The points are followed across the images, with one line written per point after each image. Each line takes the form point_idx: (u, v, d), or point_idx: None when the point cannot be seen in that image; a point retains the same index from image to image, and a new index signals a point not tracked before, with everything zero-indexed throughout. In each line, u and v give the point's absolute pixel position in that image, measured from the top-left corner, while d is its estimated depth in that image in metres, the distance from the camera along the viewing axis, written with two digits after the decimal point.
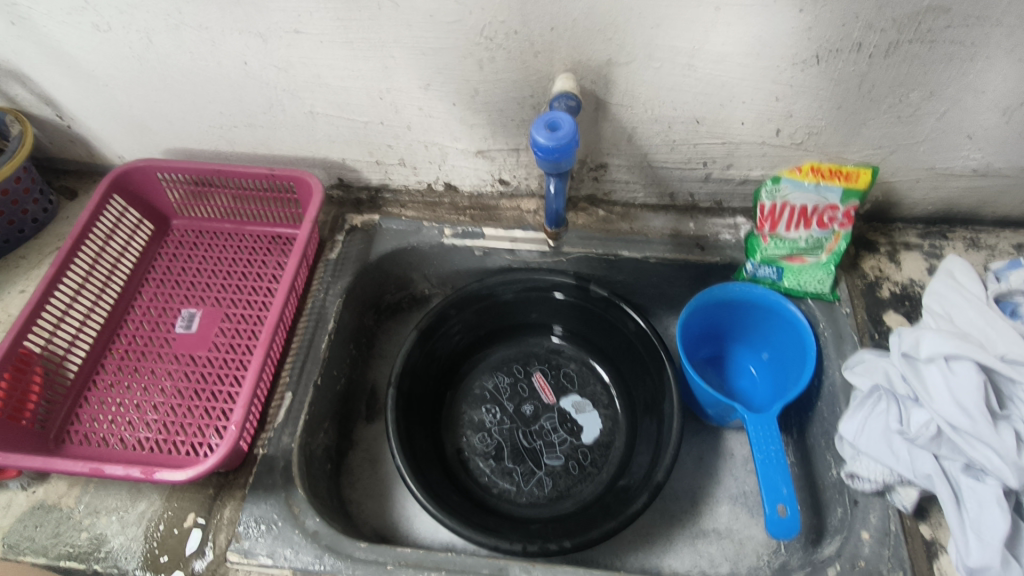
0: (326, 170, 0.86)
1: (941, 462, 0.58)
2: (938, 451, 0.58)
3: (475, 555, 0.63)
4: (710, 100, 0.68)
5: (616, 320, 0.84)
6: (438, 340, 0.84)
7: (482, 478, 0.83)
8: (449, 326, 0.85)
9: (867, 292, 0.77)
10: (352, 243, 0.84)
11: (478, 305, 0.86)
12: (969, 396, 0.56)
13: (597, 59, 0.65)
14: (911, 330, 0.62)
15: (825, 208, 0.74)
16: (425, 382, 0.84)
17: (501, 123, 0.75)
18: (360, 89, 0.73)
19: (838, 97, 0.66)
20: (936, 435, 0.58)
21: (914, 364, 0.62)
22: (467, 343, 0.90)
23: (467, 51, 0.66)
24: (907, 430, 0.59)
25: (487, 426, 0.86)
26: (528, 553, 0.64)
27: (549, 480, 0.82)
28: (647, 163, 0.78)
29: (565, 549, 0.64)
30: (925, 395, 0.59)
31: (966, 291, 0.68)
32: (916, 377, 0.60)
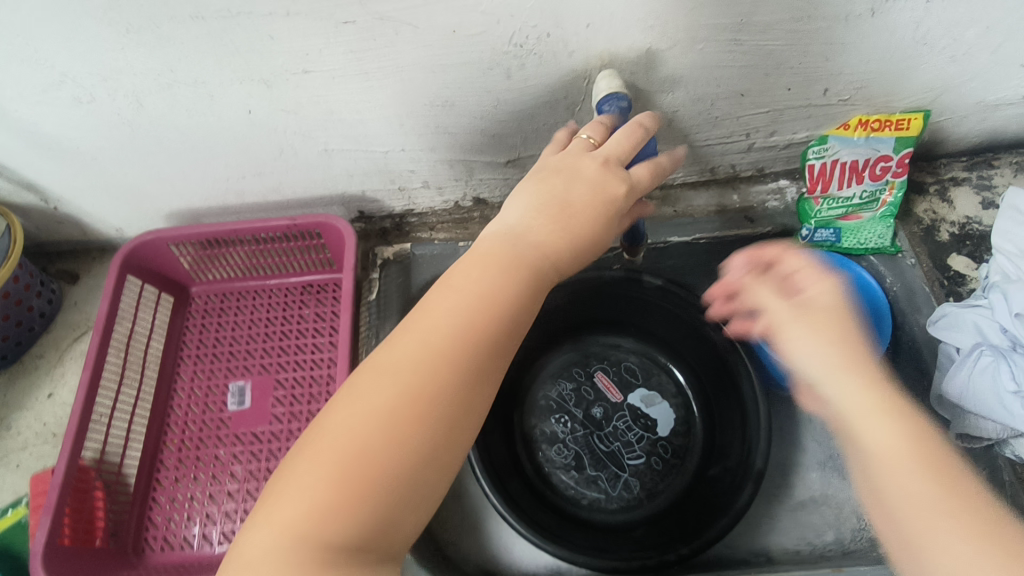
0: (345, 206, 0.81)
1: None
2: None
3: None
4: (756, 71, 0.64)
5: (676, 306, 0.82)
6: None
7: (569, 491, 0.82)
8: None
9: (926, 238, 0.77)
10: (389, 278, 0.81)
11: None
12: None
13: (636, 49, 0.59)
14: None
15: (877, 160, 0.71)
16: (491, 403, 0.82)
17: (532, 128, 0.70)
18: (377, 119, 0.67)
19: (890, 47, 0.62)
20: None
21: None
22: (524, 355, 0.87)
23: (494, 62, 0.60)
24: None
25: (561, 437, 0.84)
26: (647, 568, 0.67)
27: (636, 480, 0.82)
28: (688, 143, 0.74)
29: (683, 557, 0.67)
30: None
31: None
32: None
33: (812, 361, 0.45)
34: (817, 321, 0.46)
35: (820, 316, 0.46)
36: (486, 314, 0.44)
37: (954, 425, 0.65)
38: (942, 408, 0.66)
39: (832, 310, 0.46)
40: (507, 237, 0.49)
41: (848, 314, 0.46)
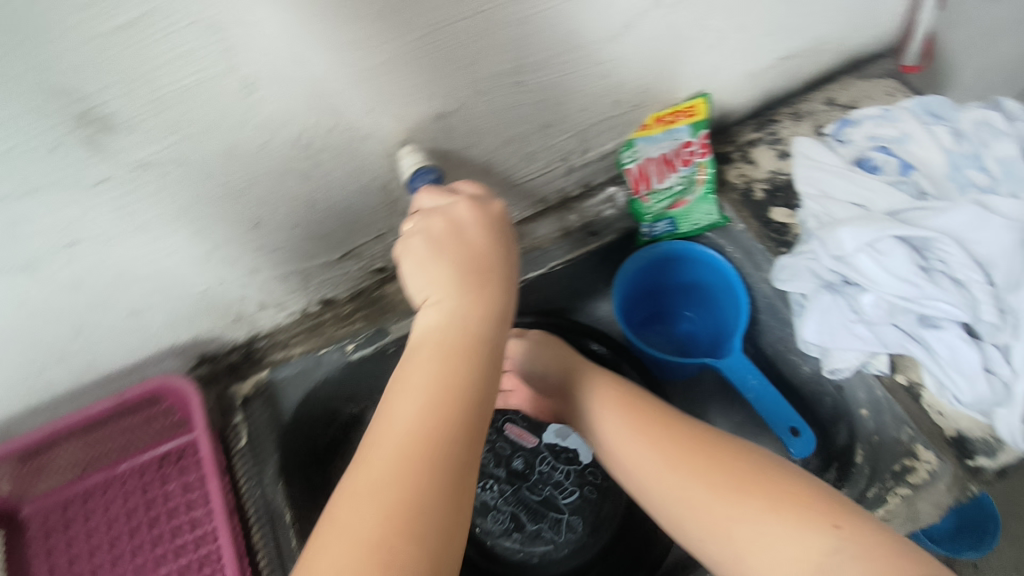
0: (182, 357, 0.72)
1: (901, 326, 0.63)
2: (895, 319, 0.63)
3: None
4: (548, 104, 0.65)
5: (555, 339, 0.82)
6: None
7: (517, 555, 0.79)
8: None
9: (745, 202, 0.81)
10: (255, 415, 0.72)
11: None
12: (900, 261, 0.61)
13: (428, 116, 0.58)
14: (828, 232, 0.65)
15: (681, 148, 0.75)
16: None
17: (355, 218, 0.67)
18: (181, 262, 0.60)
19: (655, 50, 0.66)
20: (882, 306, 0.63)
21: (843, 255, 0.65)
22: None
23: (287, 171, 0.56)
24: (864, 315, 0.64)
25: (493, 504, 0.81)
26: None
27: (576, 518, 0.80)
28: (512, 184, 0.75)
29: None
30: (866, 281, 0.62)
31: (831, 163, 0.73)
32: (851, 271, 0.63)
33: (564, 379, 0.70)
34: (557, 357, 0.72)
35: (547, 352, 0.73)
36: (462, 395, 0.43)
37: (824, 362, 0.69)
38: (811, 351, 0.70)
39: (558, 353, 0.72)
40: (449, 327, 0.46)
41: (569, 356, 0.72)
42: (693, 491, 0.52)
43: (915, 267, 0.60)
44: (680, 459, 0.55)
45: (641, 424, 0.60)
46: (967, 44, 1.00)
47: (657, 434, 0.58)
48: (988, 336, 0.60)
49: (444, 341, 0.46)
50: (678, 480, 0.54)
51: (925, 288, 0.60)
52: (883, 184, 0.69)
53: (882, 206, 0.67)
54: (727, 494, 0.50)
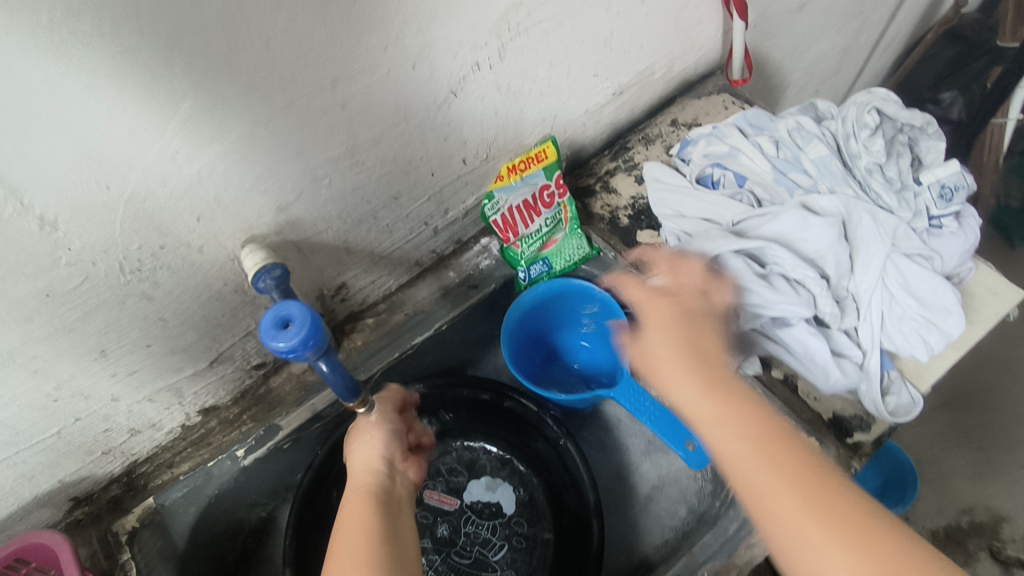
0: (50, 503, 0.66)
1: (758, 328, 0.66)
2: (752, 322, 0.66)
3: None
4: (394, 175, 0.66)
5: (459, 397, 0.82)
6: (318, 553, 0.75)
7: None
8: (315, 532, 0.76)
9: (613, 228, 0.85)
10: (145, 547, 0.68)
11: (328, 487, 0.77)
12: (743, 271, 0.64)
13: (266, 213, 0.57)
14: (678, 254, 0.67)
15: (540, 192, 0.78)
16: None
17: (216, 324, 0.64)
18: (21, 410, 0.55)
19: (489, 107, 0.68)
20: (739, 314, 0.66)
21: None
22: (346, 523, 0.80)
23: (122, 295, 0.54)
24: None
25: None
26: None
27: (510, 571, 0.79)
28: (380, 255, 0.74)
29: None
30: None
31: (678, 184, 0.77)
32: None
33: (681, 394, 0.49)
34: (673, 324, 0.52)
35: (674, 317, 0.53)
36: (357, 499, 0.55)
37: None
38: None
39: (674, 319, 0.53)
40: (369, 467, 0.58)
41: (686, 329, 0.52)
42: (804, 533, 0.40)
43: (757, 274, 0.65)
44: (781, 474, 0.42)
45: (743, 398, 0.47)
46: (790, 46, 1.08)
47: (761, 428, 0.45)
48: (833, 323, 0.65)
49: (368, 510, 0.53)
50: (790, 511, 0.41)
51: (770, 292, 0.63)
52: (724, 197, 0.73)
53: (727, 219, 0.72)
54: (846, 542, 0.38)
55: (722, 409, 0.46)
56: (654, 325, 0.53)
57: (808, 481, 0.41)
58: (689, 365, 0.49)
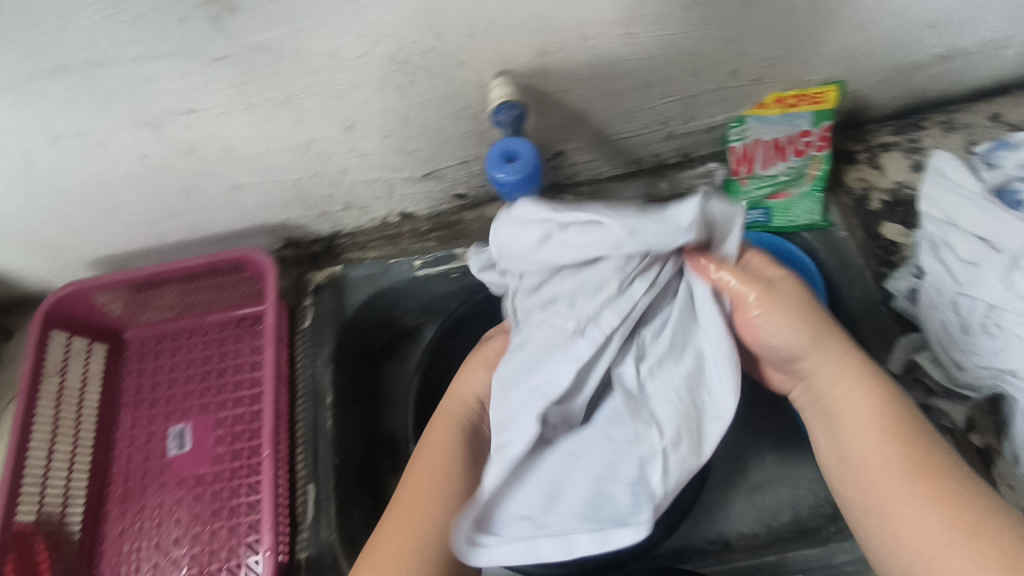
0: (271, 235, 0.79)
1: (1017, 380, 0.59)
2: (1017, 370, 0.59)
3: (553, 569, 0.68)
4: (658, 61, 0.62)
5: None
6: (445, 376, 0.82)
7: None
8: (449, 359, 0.82)
9: (858, 208, 0.74)
10: (322, 303, 0.79)
11: (474, 328, 0.82)
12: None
13: (528, 53, 0.58)
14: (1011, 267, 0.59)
15: (798, 137, 0.70)
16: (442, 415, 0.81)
17: (443, 141, 0.68)
18: (280, 149, 0.65)
19: (791, 22, 0.60)
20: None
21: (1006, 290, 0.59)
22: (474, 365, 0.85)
23: (384, 82, 0.59)
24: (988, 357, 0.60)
25: None
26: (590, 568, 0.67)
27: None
28: (606, 138, 0.72)
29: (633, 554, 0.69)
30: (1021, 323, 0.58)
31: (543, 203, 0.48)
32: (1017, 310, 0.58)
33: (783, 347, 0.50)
34: (804, 311, 0.49)
35: (783, 304, 0.49)
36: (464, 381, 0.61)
37: None
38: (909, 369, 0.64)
39: (804, 310, 0.50)
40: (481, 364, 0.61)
41: (813, 312, 0.50)
42: (924, 527, 0.44)
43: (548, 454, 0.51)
44: (890, 447, 0.47)
45: (877, 392, 0.49)
46: None
47: (891, 400, 0.49)
48: None
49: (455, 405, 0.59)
50: (892, 492, 0.46)
51: (485, 476, 0.46)
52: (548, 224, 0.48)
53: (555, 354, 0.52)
54: (948, 531, 0.43)
55: (874, 406, 0.49)
56: (772, 299, 0.49)
57: (904, 445, 0.47)
58: (835, 357, 0.50)
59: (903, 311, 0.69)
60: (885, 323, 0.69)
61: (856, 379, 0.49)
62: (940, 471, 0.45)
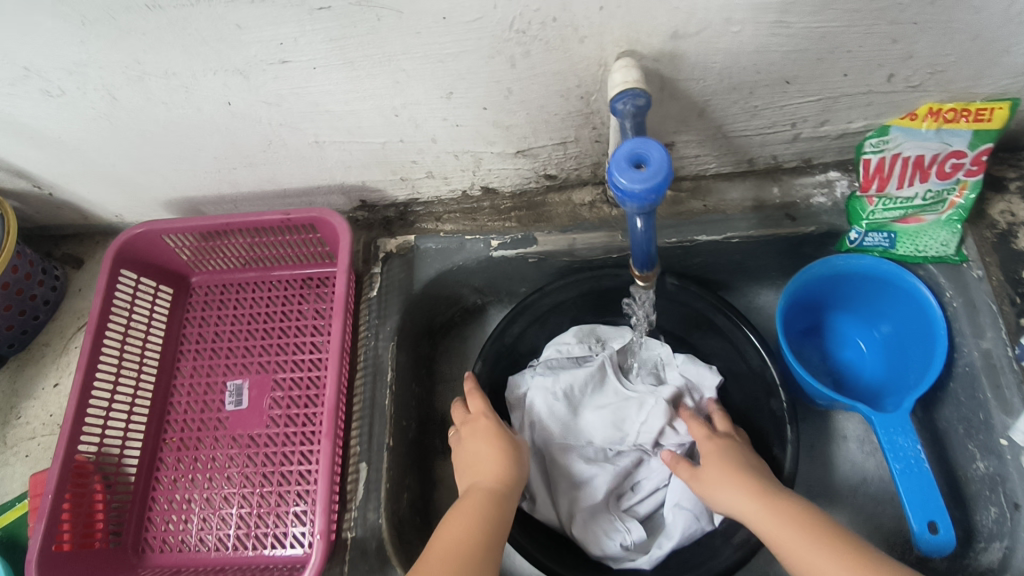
0: (346, 195, 0.76)
1: None
2: None
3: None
4: (806, 56, 0.54)
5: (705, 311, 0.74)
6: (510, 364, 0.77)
7: None
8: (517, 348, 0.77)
9: (999, 246, 0.65)
10: (391, 273, 0.75)
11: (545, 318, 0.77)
12: (596, 417, 0.70)
13: (661, 33, 0.50)
14: None
15: (947, 156, 0.61)
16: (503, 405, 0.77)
17: (543, 120, 0.62)
18: (370, 110, 0.60)
19: (978, 26, 0.51)
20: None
21: None
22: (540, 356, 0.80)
23: (494, 50, 0.52)
24: None
25: None
26: None
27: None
28: (723, 134, 0.65)
29: None
30: None
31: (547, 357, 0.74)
32: None
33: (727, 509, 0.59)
34: (733, 475, 0.59)
35: (719, 476, 0.60)
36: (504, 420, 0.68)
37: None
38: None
39: (728, 472, 0.60)
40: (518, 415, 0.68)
41: (734, 463, 0.61)
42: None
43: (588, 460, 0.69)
44: (792, 531, 0.52)
45: (756, 502, 0.56)
46: None
47: (775, 498, 0.56)
48: None
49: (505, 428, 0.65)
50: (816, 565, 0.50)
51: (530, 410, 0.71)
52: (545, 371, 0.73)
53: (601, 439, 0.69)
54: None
55: (762, 508, 0.55)
56: (710, 470, 0.61)
57: (805, 523, 0.52)
58: (729, 483, 0.59)
59: None
60: (1013, 383, 0.61)
61: (748, 489, 0.58)
62: (821, 528, 0.52)
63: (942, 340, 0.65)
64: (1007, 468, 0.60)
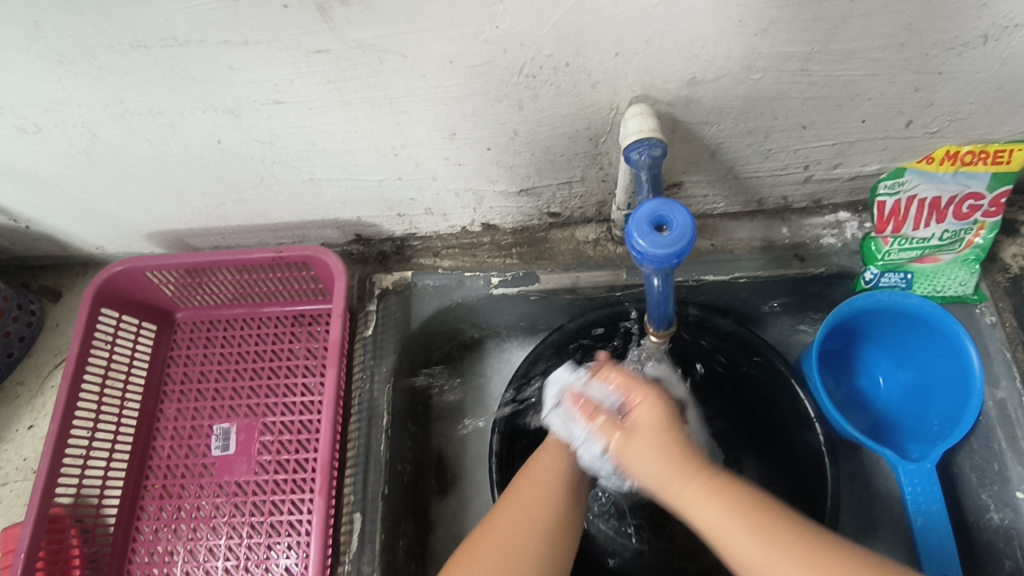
0: (340, 230, 0.73)
1: None
2: None
3: None
4: (825, 103, 0.52)
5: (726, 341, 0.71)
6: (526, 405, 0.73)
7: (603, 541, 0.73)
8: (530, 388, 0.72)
9: (1013, 291, 0.64)
10: (387, 310, 0.72)
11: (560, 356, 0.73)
12: None
13: (677, 80, 0.48)
14: None
15: (964, 198, 0.60)
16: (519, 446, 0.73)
17: (549, 160, 0.59)
18: (367, 149, 0.57)
19: (1003, 76, 0.49)
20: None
21: None
22: None
23: (501, 93, 0.50)
24: None
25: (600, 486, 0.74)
26: None
27: (681, 531, 0.73)
28: (734, 175, 0.62)
29: None
30: None
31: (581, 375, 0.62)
32: None
33: (645, 474, 0.49)
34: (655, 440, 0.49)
35: (648, 440, 0.49)
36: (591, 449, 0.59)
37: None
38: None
39: (665, 445, 0.48)
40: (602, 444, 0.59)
41: (663, 432, 0.50)
42: (774, 565, 0.42)
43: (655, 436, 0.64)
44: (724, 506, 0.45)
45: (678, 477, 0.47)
46: None
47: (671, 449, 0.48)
48: None
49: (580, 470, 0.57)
50: (756, 555, 0.42)
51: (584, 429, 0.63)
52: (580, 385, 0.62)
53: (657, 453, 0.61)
54: (801, 575, 0.41)
55: (683, 479, 0.47)
56: (633, 437, 0.50)
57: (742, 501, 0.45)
58: (650, 446, 0.49)
59: None
60: None
61: (659, 449, 0.48)
62: (765, 513, 0.44)
63: (977, 394, 0.60)
64: None
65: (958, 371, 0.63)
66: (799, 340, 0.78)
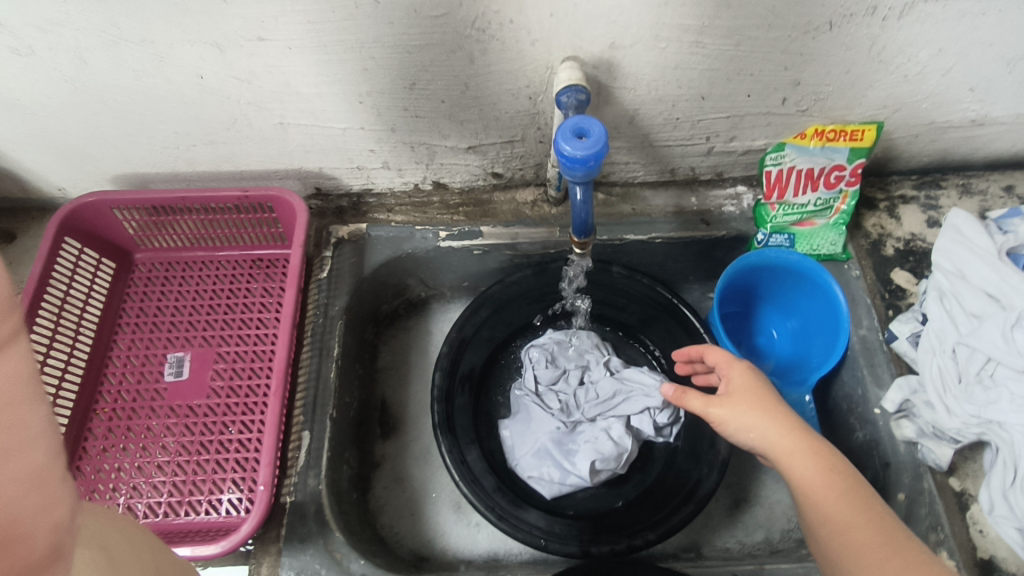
0: (301, 181, 0.79)
1: (953, 414, 0.64)
2: (951, 406, 0.64)
3: (566, 547, 0.67)
4: (718, 75, 0.64)
5: (639, 294, 0.82)
6: (466, 346, 0.80)
7: None
8: (475, 331, 0.80)
9: (872, 252, 0.78)
10: (342, 257, 0.78)
11: (500, 304, 0.81)
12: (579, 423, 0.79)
13: (600, 43, 0.59)
14: (966, 319, 0.66)
15: (831, 169, 0.73)
16: (462, 386, 0.80)
17: (494, 117, 0.69)
18: (335, 95, 0.65)
19: (849, 61, 0.63)
20: (951, 407, 0.64)
21: (949, 340, 0.67)
22: (491, 339, 0.84)
23: (455, 45, 0.60)
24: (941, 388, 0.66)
25: None
26: (617, 553, 0.67)
27: None
28: (649, 142, 0.74)
29: (650, 542, 0.68)
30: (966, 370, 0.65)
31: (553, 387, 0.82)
32: (963, 358, 0.65)
33: (752, 434, 0.57)
34: (761, 401, 0.58)
35: (746, 406, 0.58)
36: None
37: (893, 408, 0.68)
38: (888, 397, 0.69)
39: (755, 396, 0.59)
40: None
41: (760, 391, 0.59)
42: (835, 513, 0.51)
43: (591, 461, 0.73)
44: (826, 472, 0.53)
45: (805, 445, 0.55)
46: None
47: (798, 426, 0.56)
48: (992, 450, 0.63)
49: None
50: (848, 525, 0.50)
51: (544, 424, 0.78)
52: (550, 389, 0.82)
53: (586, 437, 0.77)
54: (855, 514, 0.50)
55: (796, 441, 0.55)
56: (728, 400, 0.59)
57: (828, 459, 0.54)
58: (754, 409, 0.58)
59: (902, 355, 0.71)
60: (884, 361, 0.71)
61: (779, 417, 0.57)
62: (860, 485, 0.52)
63: (844, 329, 0.72)
64: (879, 433, 0.69)
65: (832, 316, 0.76)
66: (708, 305, 0.90)
